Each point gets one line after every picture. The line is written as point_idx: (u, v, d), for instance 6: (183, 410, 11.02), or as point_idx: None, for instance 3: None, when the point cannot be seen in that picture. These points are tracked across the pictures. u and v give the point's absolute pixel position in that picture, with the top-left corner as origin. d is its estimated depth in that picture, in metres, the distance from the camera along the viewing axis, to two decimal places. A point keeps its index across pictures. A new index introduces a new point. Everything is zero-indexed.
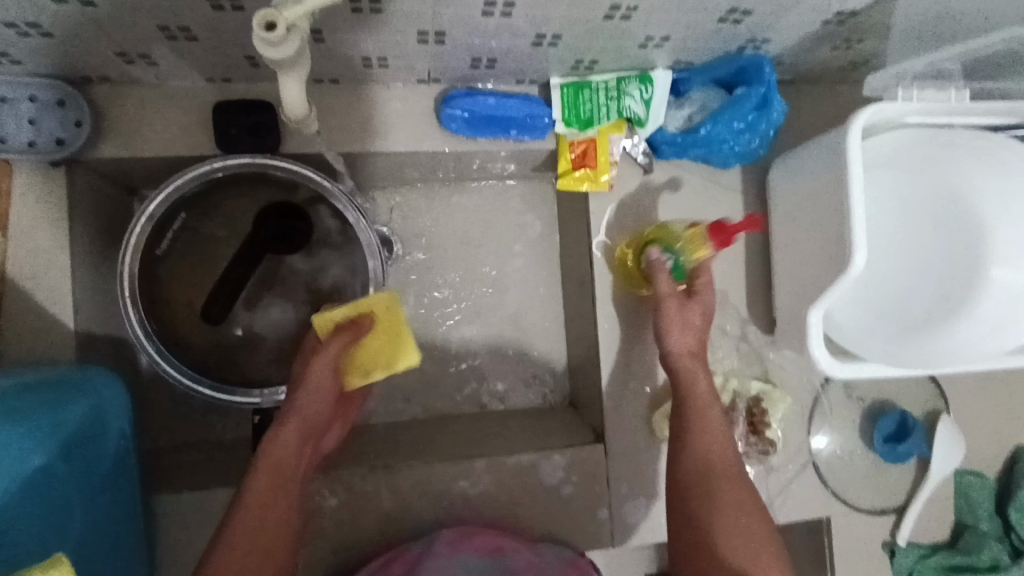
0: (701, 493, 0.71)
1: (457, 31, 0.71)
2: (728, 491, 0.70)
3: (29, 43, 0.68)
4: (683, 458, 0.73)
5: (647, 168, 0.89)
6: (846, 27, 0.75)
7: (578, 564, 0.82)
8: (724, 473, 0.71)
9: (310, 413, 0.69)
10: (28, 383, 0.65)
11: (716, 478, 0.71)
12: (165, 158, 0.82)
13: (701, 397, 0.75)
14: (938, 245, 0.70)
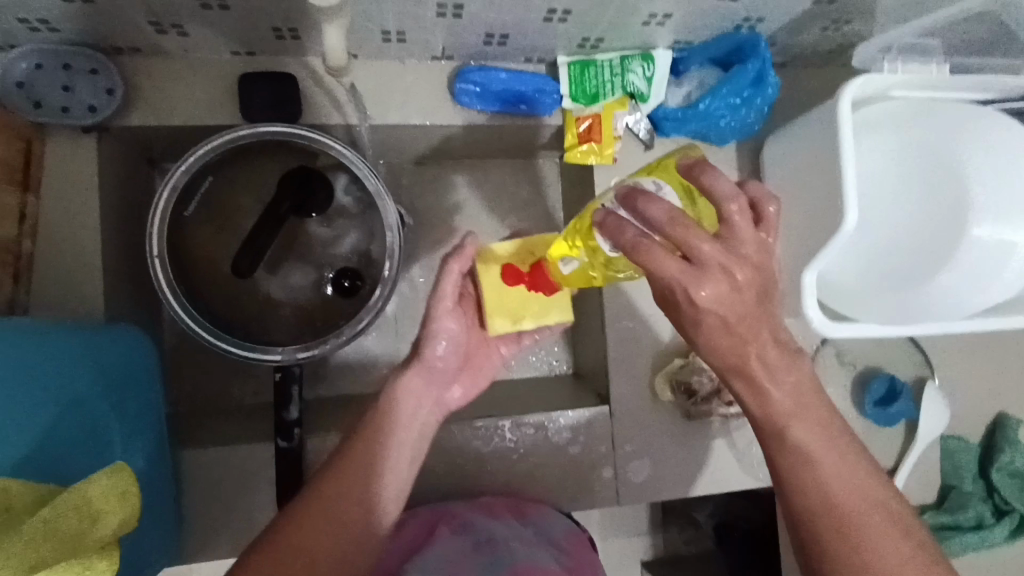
0: (808, 502, 0.65)
1: (474, 6, 0.75)
2: (863, 519, 0.63)
3: (70, 11, 0.72)
4: (802, 483, 0.65)
5: (647, 143, 0.93)
6: (836, 6, 0.80)
7: (576, 536, 0.87)
8: (849, 503, 0.63)
9: (424, 361, 0.76)
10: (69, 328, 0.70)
11: (841, 506, 0.63)
12: (191, 127, 0.86)
13: (788, 409, 0.64)
14: (923, 203, 0.75)
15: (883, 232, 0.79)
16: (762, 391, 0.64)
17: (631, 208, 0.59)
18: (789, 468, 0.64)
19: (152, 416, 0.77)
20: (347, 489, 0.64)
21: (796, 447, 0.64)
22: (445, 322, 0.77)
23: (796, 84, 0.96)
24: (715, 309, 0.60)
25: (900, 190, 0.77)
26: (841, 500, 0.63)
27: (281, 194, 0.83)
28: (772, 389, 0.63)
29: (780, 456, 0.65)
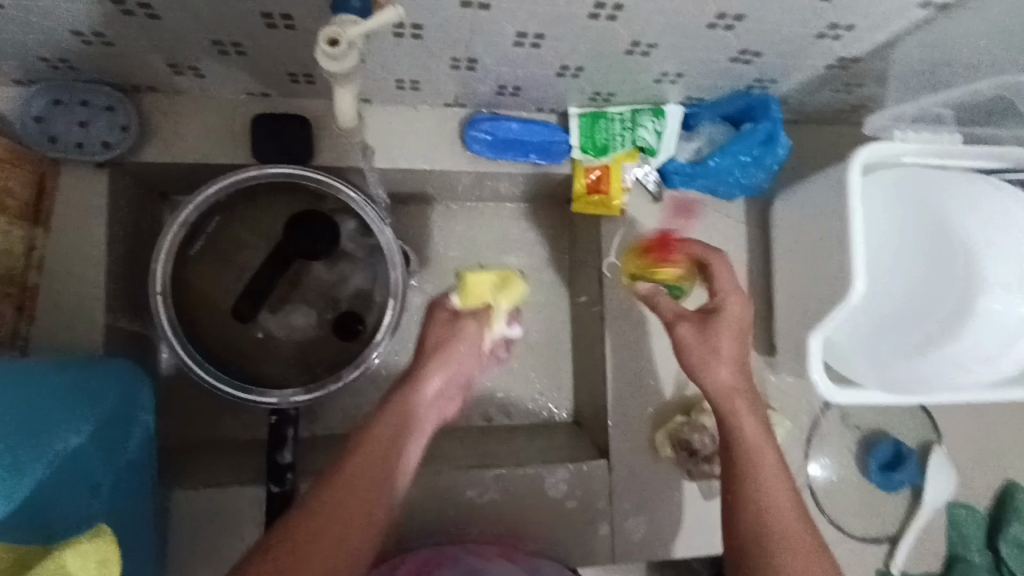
0: (749, 530, 0.66)
1: (488, 60, 0.76)
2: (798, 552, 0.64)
3: (91, 52, 0.74)
4: (744, 514, 0.67)
5: (655, 195, 0.93)
6: (848, 72, 0.80)
7: None
8: (788, 534, 0.65)
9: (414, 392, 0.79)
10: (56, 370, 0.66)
11: (778, 538, 0.65)
12: (202, 164, 0.86)
13: (753, 438, 0.70)
14: (931, 275, 0.74)
15: (887, 301, 0.79)
16: (745, 415, 0.71)
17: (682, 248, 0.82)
18: (751, 486, 0.68)
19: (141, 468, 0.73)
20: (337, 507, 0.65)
21: (762, 473, 0.68)
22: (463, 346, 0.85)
23: (809, 142, 0.96)
24: (736, 325, 0.74)
25: (907, 262, 0.77)
26: (782, 532, 0.66)
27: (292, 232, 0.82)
28: (745, 416, 0.71)
29: (739, 477, 0.69)
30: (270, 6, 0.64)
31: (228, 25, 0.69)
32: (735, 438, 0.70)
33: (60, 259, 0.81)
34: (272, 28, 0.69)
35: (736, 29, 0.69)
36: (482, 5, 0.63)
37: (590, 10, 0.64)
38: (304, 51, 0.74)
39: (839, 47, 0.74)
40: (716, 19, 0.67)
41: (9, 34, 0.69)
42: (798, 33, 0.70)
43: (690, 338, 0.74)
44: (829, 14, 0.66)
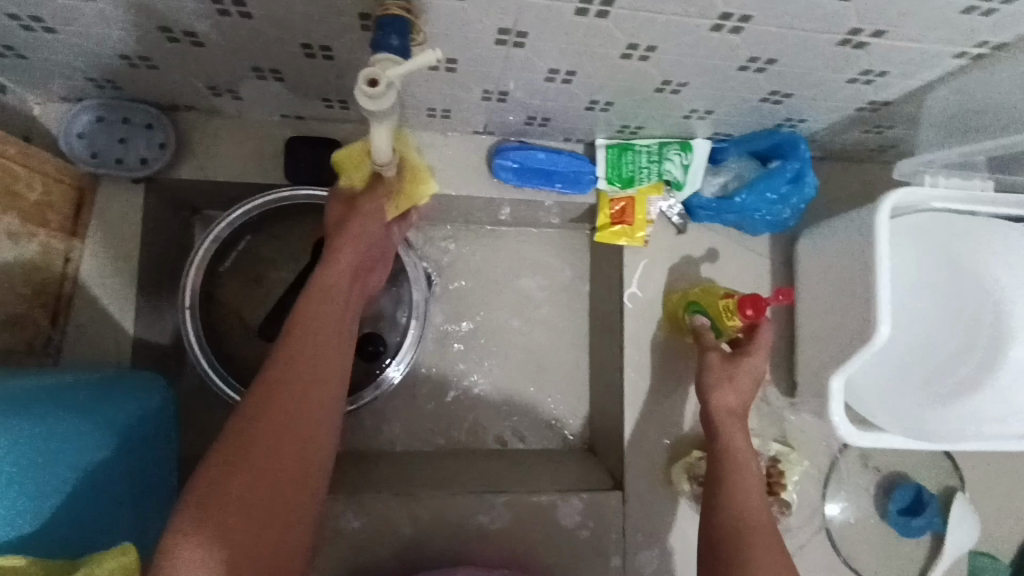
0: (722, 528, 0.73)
1: (519, 93, 0.77)
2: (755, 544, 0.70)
3: (136, 73, 0.76)
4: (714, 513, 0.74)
5: (680, 227, 0.94)
6: (878, 114, 0.80)
7: None
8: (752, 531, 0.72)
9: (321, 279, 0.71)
10: (77, 387, 0.65)
11: (743, 533, 0.71)
12: (236, 183, 0.88)
13: (739, 452, 0.78)
14: (958, 320, 0.74)
15: (916, 353, 0.78)
16: (739, 433, 0.80)
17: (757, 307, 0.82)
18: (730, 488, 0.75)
19: (164, 474, 0.74)
20: (282, 414, 0.61)
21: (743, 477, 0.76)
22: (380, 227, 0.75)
23: (836, 180, 0.95)
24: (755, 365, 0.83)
25: (945, 319, 0.75)
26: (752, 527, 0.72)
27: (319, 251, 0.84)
28: (738, 435, 0.79)
29: (720, 478, 0.77)
30: (311, 38, 0.66)
31: (270, 54, 0.71)
32: (721, 447, 0.79)
33: (94, 271, 0.83)
34: (311, 58, 0.71)
35: (767, 72, 0.69)
36: (517, 44, 0.64)
37: (623, 51, 0.65)
38: (340, 80, 0.76)
39: (870, 91, 0.74)
40: (748, 62, 0.67)
41: (60, 56, 0.72)
42: (830, 77, 0.71)
43: (715, 363, 0.83)
44: (862, 61, 0.66)
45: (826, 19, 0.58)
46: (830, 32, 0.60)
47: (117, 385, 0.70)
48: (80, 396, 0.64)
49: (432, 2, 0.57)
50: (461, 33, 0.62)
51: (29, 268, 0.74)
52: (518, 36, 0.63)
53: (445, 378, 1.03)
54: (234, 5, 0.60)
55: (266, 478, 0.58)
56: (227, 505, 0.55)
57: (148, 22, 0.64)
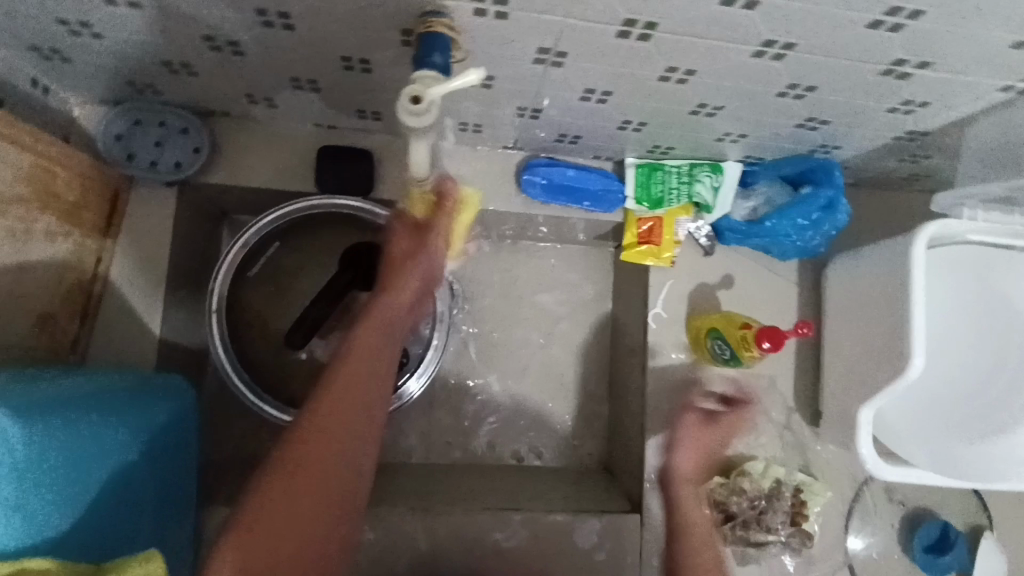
0: None
1: (553, 110, 0.77)
2: None
3: (176, 79, 0.77)
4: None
5: (706, 250, 0.93)
6: (916, 144, 0.79)
7: None
8: None
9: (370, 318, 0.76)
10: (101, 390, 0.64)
11: None
12: (266, 190, 0.89)
13: (697, 528, 0.81)
14: (986, 343, 0.78)
15: (948, 384, 0.79)
16: (695, 503, 0.83)
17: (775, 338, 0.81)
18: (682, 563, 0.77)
19: (185, 480, 0.73)
20: (319, 455, 0.64)
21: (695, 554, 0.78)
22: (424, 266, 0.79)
23: (867, 208, 0.94)
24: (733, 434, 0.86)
25: (970, 345, 0.79)
26: None
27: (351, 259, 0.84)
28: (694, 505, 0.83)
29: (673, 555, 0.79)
30: (350, 51, 0.66)
31: (308, 66, 0.71)
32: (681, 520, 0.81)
33: (124, 272, 0.84)
34: (349, 70, 0.71)
35: (806, 99, 0.69)
36: (555, 63, 0.65)
37: (662, 74, 0.65)
38: (375, 92, 0.77)
39: (910, 120, 0.73)
40: (788, 88, 0.67)
41: (104, 60, 0.73)
42: (870, 105, 0.70)
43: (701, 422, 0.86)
44: (904, 90, 0.65)
45: (871, 49, 0.58)
46: (874, 61, 0.60)
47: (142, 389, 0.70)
48: (107, 396, 0.63)
49: (475, 21, 0.57)
50: (500, 52, 0.62)
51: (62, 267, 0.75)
52: (557, 56, 0.63)
53: (464, 391, 1.02)
54: (278, 18, 0.61)
55: (303, 496, 0.63)
56: (266, 516, 0.61)
57: (192, 31, 0.65)
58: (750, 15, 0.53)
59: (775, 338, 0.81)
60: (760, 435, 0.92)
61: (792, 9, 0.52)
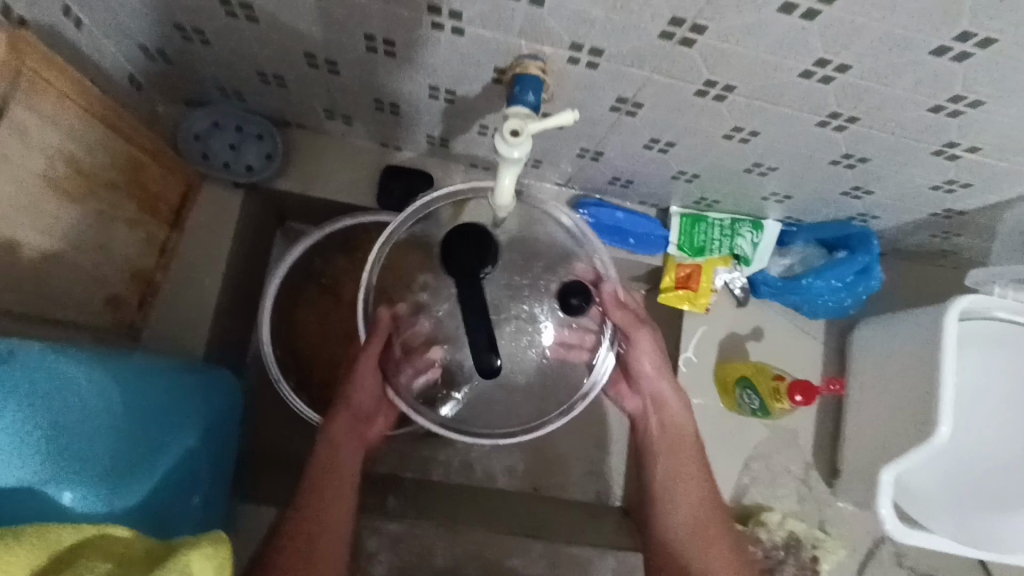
0: None
1: (614, 154, 0.81)
2: None
3: (266, 90, 0.82)
4: None
5: (739, 300, 0.97)
6: (950, 222, 0.84)
7: None
8: None
9: (353, 404, 0.73)
10: (171, 368, 0.66)
11: None
12: (329, 201, 0.93)
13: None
14: (1003, 420, 0.81)
15: (965, 454, 0.81)
16: (710, 554, 0.71)
17: (810, 390, 0.84)
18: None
19: (229, 471, 0.74)
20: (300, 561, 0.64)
21: None
22: (646, 343, 0.72)
23: (899, 278, 0.98)
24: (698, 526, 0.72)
25: (978, 424, 0.81)
26: None
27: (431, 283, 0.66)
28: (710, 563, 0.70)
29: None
30: (440, 82, 0.71)
31: (395, 91, 0.76)
32: None
33: (186, 265, 0.87)
34: (434, 98, 0.76)
35: (857, 169, 0.74)
36: (630, 112, 0.69)
37: (727, 132, 0.70)
38: (451, 122, 0.81)
39: (951, 199, 0.78)
40: (842, 157, 0.71)
41: (204, 65, 0.78)
42: (915, 181, 0.75)
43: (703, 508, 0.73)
44: (949, 170, 0.71)
45: (928, 129, 0.63)
46: (927, 141, 0.66)
47: (201, 371, 0.71)
48: (175, 377, 0.65)
49: (568, 67, 0.62)
50: (583, 98, 0.67)
51: (133, 253, 0.78)
52: (633, 106, 0.68)
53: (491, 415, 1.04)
54: (383, 44, 0.66)
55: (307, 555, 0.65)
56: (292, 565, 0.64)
57: (298, 47, 0.70)
58: (823, 88, 0.59)
59: (810, 392, 0.84)
60: (779, 487, 0.94)
61: (863, 86, 0.57)
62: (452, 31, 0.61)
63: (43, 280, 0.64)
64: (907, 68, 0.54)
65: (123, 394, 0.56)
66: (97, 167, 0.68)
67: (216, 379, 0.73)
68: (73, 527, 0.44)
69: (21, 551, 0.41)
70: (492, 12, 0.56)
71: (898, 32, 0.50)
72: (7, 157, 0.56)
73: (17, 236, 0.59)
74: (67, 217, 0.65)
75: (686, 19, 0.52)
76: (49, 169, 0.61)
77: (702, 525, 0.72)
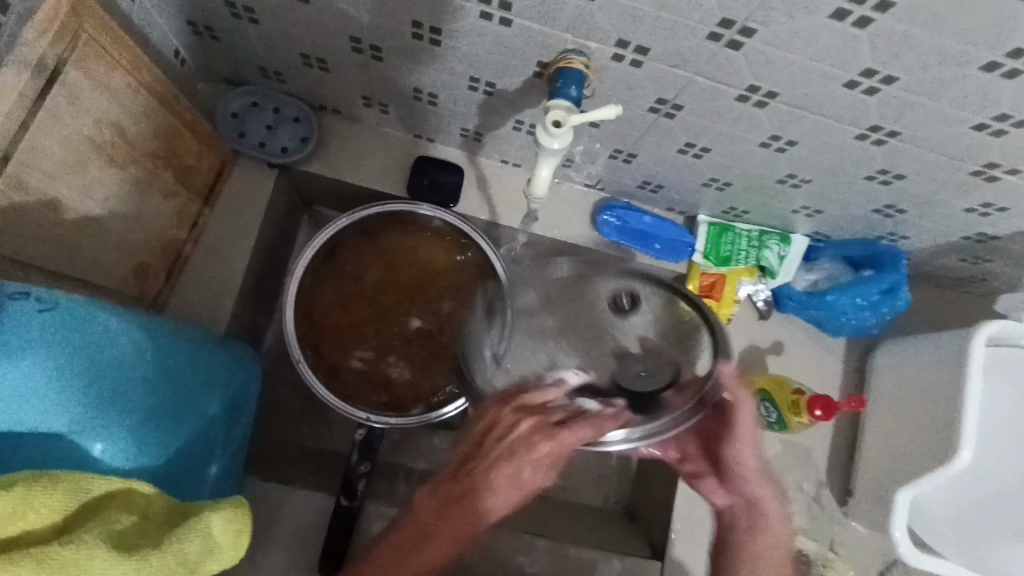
0: None
1: (646, 157, 0.81)
2: None
3: (307, 73, 0.83)
4: None
5: (762, 313, 0.96)
6: (982, 246, 0.83)
7: None
8: None
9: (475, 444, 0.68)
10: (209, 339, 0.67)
11: None
12: (359, 187, 0.94)
13: None
14: None
15: (986, 482, 0.80)
16: None
17: (828, 407, 0.83)
18: None
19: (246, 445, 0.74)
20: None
21: None
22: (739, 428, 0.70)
23: (922, 301, 0.97)
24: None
25: (1001, 453, 0.80)
26: None
27: (542, 314, 0.69)
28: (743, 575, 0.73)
29: None
30: (482, 74, 0.72)
31: (435, 81, 0.77)
32: None
33: (213, 239, 0.88)
34: (474, 91, 0.76)
35: (892, 186, 0.74)
36: (668, 115, 0.69)
37: (764, 140, 0.70)
38: (487, 115, 0.82)
39: (984, 222, 0.78)
40: (877, 173, 0.71)
41: (249, 44, 0.79)
42: (950, 203, 0.75)
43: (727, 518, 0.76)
44: (986, 192, 0.71)
45: (969, 147, 0.63)
46: (966, 160, 0.66)
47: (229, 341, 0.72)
48: (209, 347, 0.65)
49: (611, 64, 0.62)
50: (623, 97, 0.68)
51: (165, 224, 0.79)
52: (672, 108, 0.68)
53: None
54: (429, 33, 0.67)
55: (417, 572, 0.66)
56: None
57: (346, 31, 0.71)
58: (867, 100, 0.58)
59: (828, 408, 0.83)
60: (791, 504, 0.93)
61: (909, 100, 0.57)
62: (500, 22, 0.61)
63: (78, 242, 0.65)
64: (953, 83, 0.54)
65: (155, 353, 0.57)
66: (141, 136, 0.70)
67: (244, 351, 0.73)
68: (101, 479, 0.45)
69: (56, 496, 0.42)
70: (543, 4, 0.57)
71: (951, 45, 0.50)
72: (57, 117, 0.57)
73: (58, 195, 0.61)
74: (108, 182, 0.66)
75: (735, 21, 0.53)
76: (96, 131, 0.63)
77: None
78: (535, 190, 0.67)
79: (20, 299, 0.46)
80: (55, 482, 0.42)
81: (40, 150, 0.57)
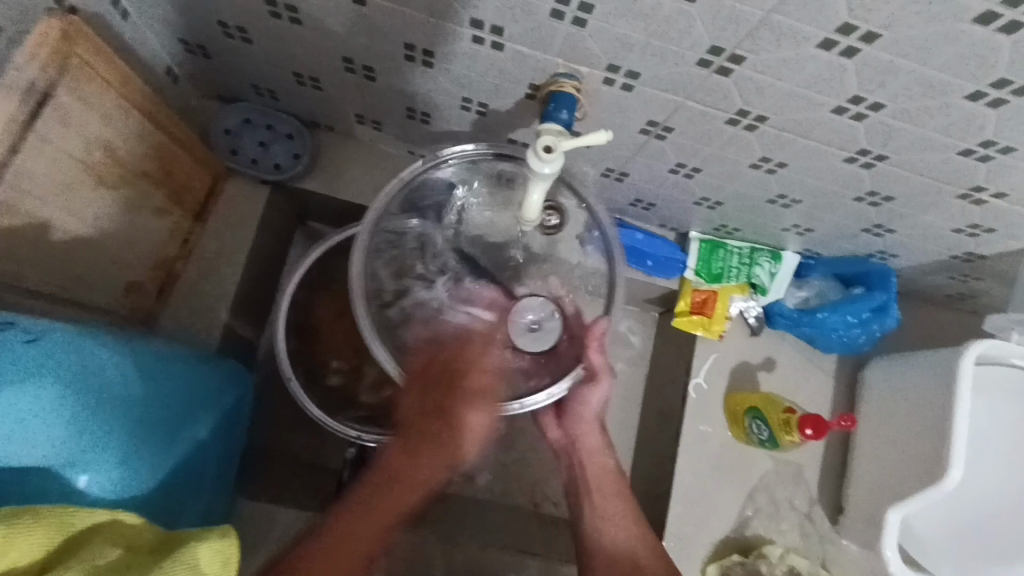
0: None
1: (638, 176, 0.82)
2: None
3: (300, 91, 0.83)
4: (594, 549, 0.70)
5: (754, 329, 0.96)
6: (970, 265, 0.84)
7: None
8: None
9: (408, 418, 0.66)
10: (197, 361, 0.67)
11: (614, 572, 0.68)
12: (351, 204, 0.93)
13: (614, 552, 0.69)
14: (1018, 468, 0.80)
15: (976, 499, 0.80)
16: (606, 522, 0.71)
17: (819, 425, 0.83)
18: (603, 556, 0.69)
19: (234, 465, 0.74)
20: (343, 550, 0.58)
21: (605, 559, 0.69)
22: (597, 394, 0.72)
23: (913, 317, 0.97)
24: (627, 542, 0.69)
25: (991, 470, 0.80)
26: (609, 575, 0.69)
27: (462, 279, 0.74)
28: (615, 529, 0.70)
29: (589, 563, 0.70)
30: (474, 94, 0.72)
31: (427, 101, 0.77)
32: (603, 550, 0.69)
33: (205, 256, 0.88)
34: (466, 110, 0.77)
35: (880, 208, 0.74)
36: (659, 136, 0.70)
37: (754, 162, 0.71)
38: (479, 134, 0.82)
39: (972, 242, 0.78)
40: (867, 195, 0.72)
41: (241, 63, 0.79)
42: (938, 224, 0.76)
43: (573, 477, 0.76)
44: (972, 214, 0.71)
45: (956, 171, 0.64)
46: (953, 184, 0.66)
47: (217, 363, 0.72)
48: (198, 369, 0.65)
49: (602, 88, 0.63)
50: (614, 120, 0.68)
51: (156, 242, 0.78)
52: (663, 130, 0.68)
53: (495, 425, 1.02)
54: (422, 55, 0.67)
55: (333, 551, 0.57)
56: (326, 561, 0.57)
57: (337, 51, 0.71)
58: (855, 126, 0.59)
59: (819, 426, 0.83)
60: (782, 522, 0.93)
61: (897, 126, 0.58)
62: (492, 47, 0.62)
63: (65, 263, 0.65)
64: (941, 111, 0.55)
65: (148, 381, 0.57)
66: (132, 156, 0.69)
67: (233, 373, 0.73)
68: (87, 510, 0.46)
69: (39, 531, 0.42)
70: (535, 30, 0.57)
71: (936, 76, 0.51)
72: (48, 141, 0.57)
73: (48, 218, 0.61)
74: (98, 204, 0.66)
75: (724, 49, 0.53)
76: (87, 153, 0.62)
77: (641, 538, 0.70)
78: (527, 213, 0.67)
79: (5, 329, 0.48)
80: (38, 517, 0.42)
81: (30, 173, 0.57)
